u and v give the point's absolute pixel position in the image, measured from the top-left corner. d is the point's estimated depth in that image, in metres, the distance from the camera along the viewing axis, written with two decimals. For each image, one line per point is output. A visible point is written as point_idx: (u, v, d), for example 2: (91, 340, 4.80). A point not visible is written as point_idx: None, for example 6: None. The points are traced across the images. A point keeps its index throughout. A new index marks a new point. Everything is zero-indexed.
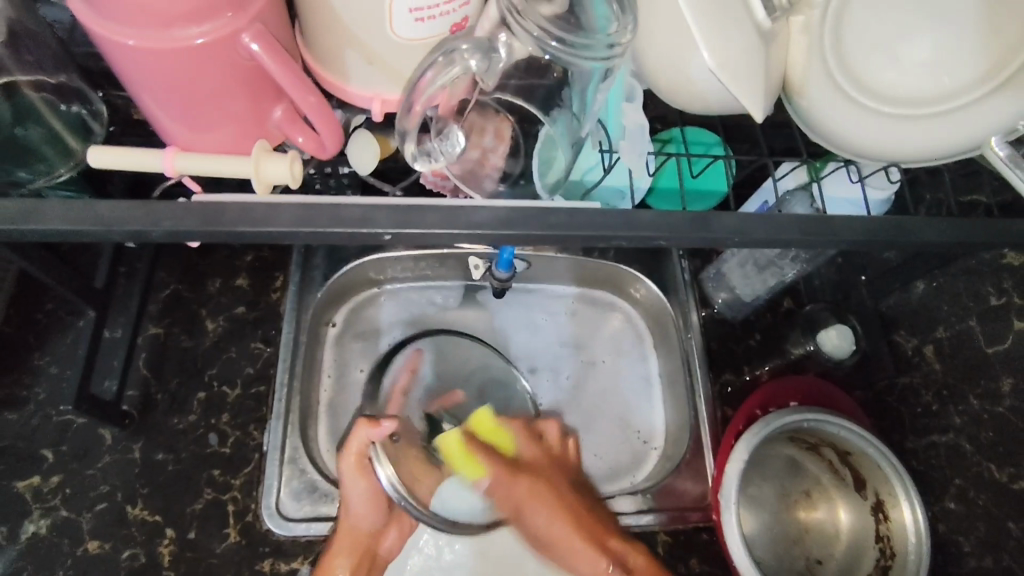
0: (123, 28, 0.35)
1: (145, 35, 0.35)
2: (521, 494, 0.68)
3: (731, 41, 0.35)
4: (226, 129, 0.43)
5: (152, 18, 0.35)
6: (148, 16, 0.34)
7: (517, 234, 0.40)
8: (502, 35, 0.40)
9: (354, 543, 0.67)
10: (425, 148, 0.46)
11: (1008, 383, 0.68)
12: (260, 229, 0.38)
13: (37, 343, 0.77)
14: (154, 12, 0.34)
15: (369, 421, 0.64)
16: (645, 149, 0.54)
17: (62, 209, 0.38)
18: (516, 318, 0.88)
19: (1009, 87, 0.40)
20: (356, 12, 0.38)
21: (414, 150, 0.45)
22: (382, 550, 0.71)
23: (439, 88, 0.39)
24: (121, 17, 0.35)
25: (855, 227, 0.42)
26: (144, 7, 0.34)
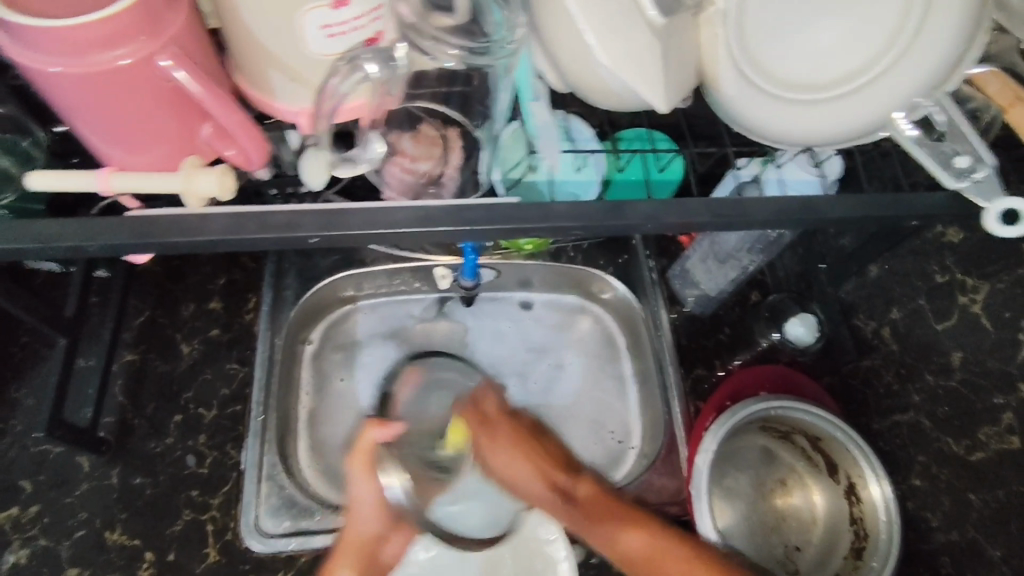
0: (47, 57, 0.37)
1: (68, 62, 0.38)
2: (535, 481, 0.67)
3: (624, 43, 0.40)
4: (158, 150, 0.45)
5: (72, 45, 0.37)
6: (70, 42, 0.37)
7: (444, 232, 0.42)
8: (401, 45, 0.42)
9: (359, 550, 0.65)
10: (347, 155, 0.49)
11: (958, 357, 0.71)
12: (194, 239, 0.40)
13: (14, 376, 0.78)
14: (73, 40, 0.37)
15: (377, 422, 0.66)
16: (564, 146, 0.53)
17: (6, 231, 0.40)
18: (486, 327, 0.90)
19: (895, 68, 0.43)
20: (271, 33, 0.41)
21: (336, 158, 0.48)
22: (385, 557, 0.69)
23: (348, 92, 0.43)
24: (43, 47, 0.37)
25: (764, 208, 0.45)
26: (63, 36, 0.36)
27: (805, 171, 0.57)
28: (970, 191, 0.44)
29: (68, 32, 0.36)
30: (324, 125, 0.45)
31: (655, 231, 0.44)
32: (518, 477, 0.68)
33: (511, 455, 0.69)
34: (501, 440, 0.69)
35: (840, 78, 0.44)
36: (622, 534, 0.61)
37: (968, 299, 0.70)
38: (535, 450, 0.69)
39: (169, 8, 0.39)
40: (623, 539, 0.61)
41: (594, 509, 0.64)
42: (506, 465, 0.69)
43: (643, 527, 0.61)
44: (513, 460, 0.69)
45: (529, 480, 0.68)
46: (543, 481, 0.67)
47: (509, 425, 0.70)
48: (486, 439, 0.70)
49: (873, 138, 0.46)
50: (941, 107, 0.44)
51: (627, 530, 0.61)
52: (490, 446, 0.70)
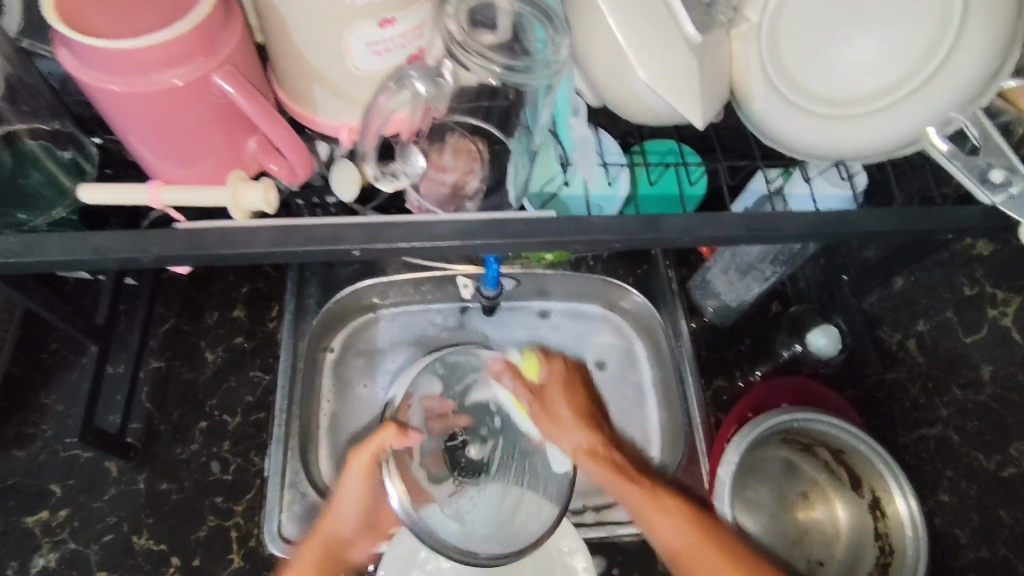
0: (108, 76, 0.38)
1: (126, 81, 0.39)
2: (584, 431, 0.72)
3: (663, 60, 0.40)
4: (205, 163, 0.45)
5: (131, 65, 0.38)
6: (129, 62, 0.38)
7: (480, 245, 0.42)
8: (448, 62, 0.43)
9: (325, 551, 0.66)
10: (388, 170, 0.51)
11: (987, 371, 0.71)
12: (237, 250, 0.41)
13: (43, 382, 0.80)
14: (133, 60, 0.38)
15: (396, 431, 0.68)
16: (599, 159, 0.56)
17: (55, 243, 0.41)
18: (505, 336, 0.90)
19: (934, 86, 0.43)
20: (317, 50, 0.41)
21: (377, 171, 0.49)
22: (354, 557, 0.70)
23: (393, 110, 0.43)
24: (103, 66, 0.38)
25: (798, 222, 0.45)
26: (123, 57, 0.37)
27: (837, 185, 0.56)
28: (1005, 205, 0.44)
29: (127, 53, 0.37)
30: (371, 143, 0.45)
31: (685, 244, 0.45)
32: (562, 438, 0.73)
33: (572, 413, 0.73)
34: (558, 413, 0.73)
35: (878, 91, 0.44)
36: (668, 516, 0.66)
37: (998, 312, 0.70)
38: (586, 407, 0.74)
39: (224, 28, 0.40)
40: (662, 523, 0.66)
41: (634, 472, 0.70)
42: (554, 405, 0.74)
43: (685, 509, 0.66)
44: (557, 402, 0.74)
45: (568, 429, 0.73)
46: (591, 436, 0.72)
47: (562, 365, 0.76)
48: (547, 369, 0.76)
49: (907, 152, 0.46)
50: (976, 122, 0.44)
51: (672, 512, 0.66)
52: (547, 415, 0.73)
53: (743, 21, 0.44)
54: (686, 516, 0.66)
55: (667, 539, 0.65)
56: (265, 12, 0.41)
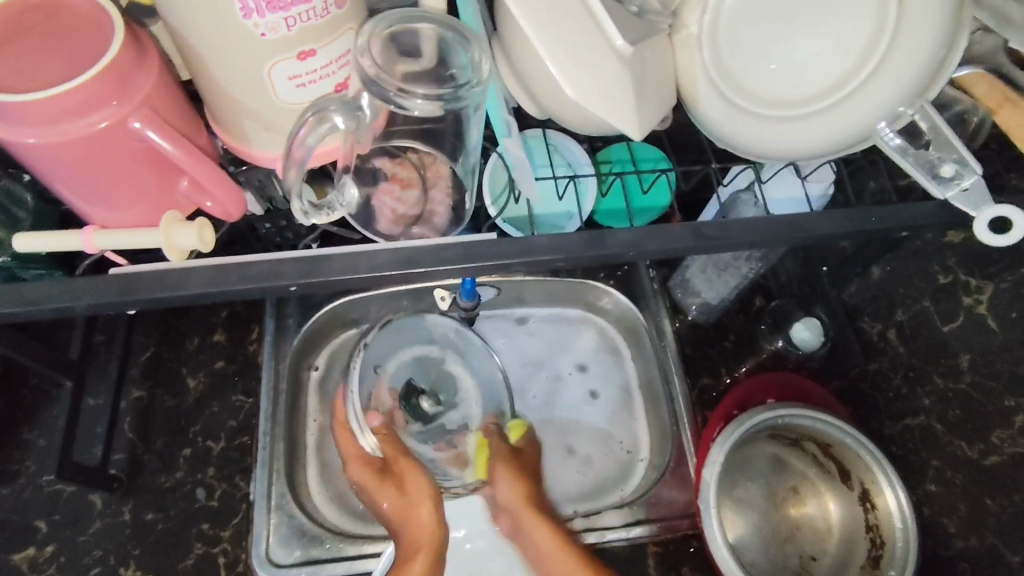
0: (21, 129, 0.38)
1: (40, 133, 0.38)
2: None
3: (589, 76, 0.40)
4: (138, 206, 0.45)
5: (42, 116, 0.38)
6: (40, 113, 0.38)
7: (428, 271, 0.42)
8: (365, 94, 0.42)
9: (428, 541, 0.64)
10: (322, 202, 0.48)
11: (966, 359, 0.67)
12: (174, 292, 0.41)
13: (26, 418, 0.80)
14: (45, 112, 0.38)
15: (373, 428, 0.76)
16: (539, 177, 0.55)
17: None
18: None
19: (869, 84, 0.42)
20: (240, 85, 0.41)
21: (307, 207, 0.46)
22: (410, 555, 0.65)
23: (315, 144, 0.42)
24: (16, 120, 0.38)
25: (747, 229, 0.44)
26: (33, 109, 0.37)
27: (790, 184, 0.56)
28: (956, 199, 0.44)
29: (37, 105, 0.37)
30: (292, 177, 0.44)
31: (637, 256, 0.44)
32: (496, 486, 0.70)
33: None
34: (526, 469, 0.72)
35: (811, 94, 0.43)
36: None
37: (973, 300, 0.66)
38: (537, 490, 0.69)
39: (139, 70, 0.40)
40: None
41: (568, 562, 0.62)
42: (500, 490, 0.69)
43: None
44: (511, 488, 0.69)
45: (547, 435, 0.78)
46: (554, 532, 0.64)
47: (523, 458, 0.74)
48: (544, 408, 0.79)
49: (860, 148, 0.46)
50: (925, 115, 0.43)
51: None
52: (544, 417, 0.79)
53: (684, 27, 0.44)
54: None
55: None
56: (182, 51, 0.40)
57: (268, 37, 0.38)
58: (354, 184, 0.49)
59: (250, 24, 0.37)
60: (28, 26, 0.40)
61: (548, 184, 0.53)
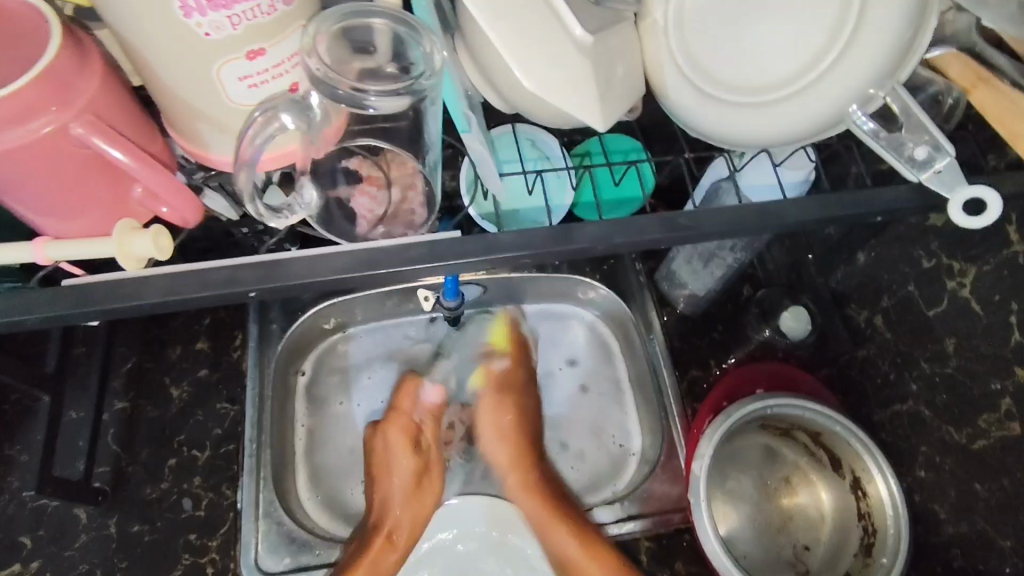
0: None
1: None
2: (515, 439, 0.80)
3: (547, 67, 0.39)
4: (92, 214, 0.45)
5: None
6: None
7: (393, 271, 0.41)
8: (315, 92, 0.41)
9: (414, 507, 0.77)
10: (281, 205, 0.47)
11: (952, 343, 0.66)
12: (130, 303, 0.40)
13: (7, 434, 0.79)
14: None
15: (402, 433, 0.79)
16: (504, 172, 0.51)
17: None
18: (464, 345, 0.89)
19: (837, 68, 0.41)
20: (191, 88, 0.40)
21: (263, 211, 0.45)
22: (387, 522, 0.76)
23: (263, 145, 0.41)
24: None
25: (719, 218, 0.44)
26: None
27: (764, 172, 0.56)
28: (929, 181, 0.43)
29: None
30: (243, 180, 0.43)
31: (608, 251, 0.44)
32: (492, 449, 0.81)
33: (511, 418, 0.81)
34: (504, 431, 0.80)
35: (778, 80, 0.43)
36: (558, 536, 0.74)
37: (957, 284, 0.65)
38: (531, 458, 0.79)
39: (82, 75, 0.39)
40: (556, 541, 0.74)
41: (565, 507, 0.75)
42: (491, 446, 0.81)
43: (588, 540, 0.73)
44: (495, 422, 0.81)
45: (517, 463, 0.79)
46: (527, 475, 0.78)
47: (523, 403, 0.82)
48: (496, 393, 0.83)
49: (832, 133, 0.45)
50: (898, 97, 0.42)
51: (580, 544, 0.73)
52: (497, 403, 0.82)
53: (650, 14, 0.43)
54: (579, 536, 0.73)
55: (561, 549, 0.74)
56: (126, 53, 0.39)
57: (212, 36, 0.37)
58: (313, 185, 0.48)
59: (192, 23, 0.36)
60: None
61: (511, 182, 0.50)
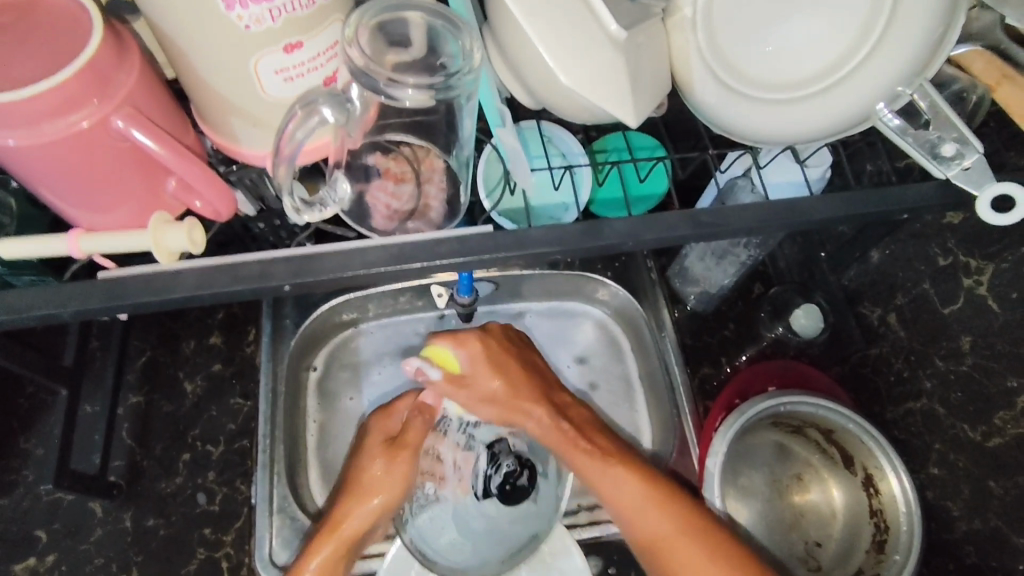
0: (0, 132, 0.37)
1: (20, 135, 0.38)
2: (556, 411, 0.68)
3: (584, 62, 0.40)
4: (126, 208, 0.45)
5: (22, 118, 0.37)
6: (19, 115, 0.37)
7: (421, 266, 0.42)
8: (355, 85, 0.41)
9: (340, 545, 0.64)
10: (314, 198, 0.48)
11: (968, 341, 0.67)
12: (163, 297, 0.40)
13: (22, 427, 0.79)
14: (23, 113, 0.37)
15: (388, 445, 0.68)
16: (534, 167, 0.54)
17: None
18: None
19: (868, 66, 0.42)
20: (226, 81, 0.40)
21: (299, 203, 0.46)
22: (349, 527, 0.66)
23: (304, 138, 0.42)
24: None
25: (746, 215, 0.44)
26: (11, 111, 0.36)
27: (789, 170, 0.55)
28: (957, 178, 0.43)
29: (16, 106, 0.36)
30: (284, 173, 0.44)
31: (635, 247, 0.44)
32: (492, 394, 0.69)
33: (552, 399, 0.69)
34: (507, 364, 0.69)
35: (809, 77, 0.43)
36: (690, 549, 0.60)
37: (974, 281, 0.66)
38: (530, 364, 0.71)
39: (120, 68, 0.39)
40: (647, 516, 0.63)
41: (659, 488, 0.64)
42: (483, 383, 0.69)
43: (699, 524, 0.62)
44: (490, 376, 0.68)
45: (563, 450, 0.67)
46: (549, 413, 0.67)
47: (523, 363, 0.70)
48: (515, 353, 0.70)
49: (858, 130, 0.45)
50: (923, 93, 0.42)
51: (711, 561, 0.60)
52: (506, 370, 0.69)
53: (678, 10, 0.43)
54: (682, 520, 0.62)
55: (650, 532, 0.63)
56: (164, 47, 0.39)
57: (252, 29, 0.37)
58: (347, 179, 0.50)
59: (234, 16, 0.36)
60: (2, 25, 0.39)
61: (541, 176, 0.52)
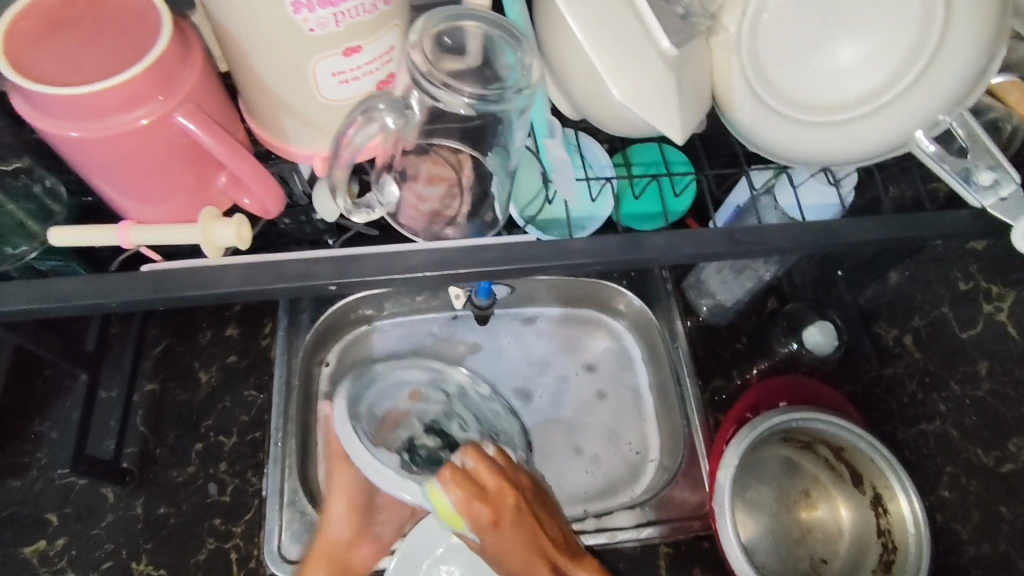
0: (65, 123, 0.38)
1: (84, 127, 0.38)
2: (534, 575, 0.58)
3: (637, 78, 0.41)
4: (175, 202, 0.45)
5: (88, 111, 0.38)
6: (85, 107, 0.37)
7: (460, 271, 0.42)
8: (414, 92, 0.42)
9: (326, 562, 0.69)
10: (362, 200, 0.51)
11: (984, 366, 0.67)
12: (207, 291, 0.41)
13: (37, 410, 0.79)
14: (89, 105, 0.37)
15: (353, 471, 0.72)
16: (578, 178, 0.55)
17: (26, 290, 0.41)
18: (486, 342, 0.90)
19: (913, 93, 0.42)
20: (283, 81, 0.41)
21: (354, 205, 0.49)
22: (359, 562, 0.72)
23: (364, 144, 0.42)
24: (60, 114, 0.38)
25: (783, 234, 0.44)
26: (78, 102, 0.37)
27: (824, 190, 0.56)
28: (994, 208, 0.44)
29: (83, 99, 0.37)
30: (342, 175, 0.44)
31: (671, 261, 0.44)
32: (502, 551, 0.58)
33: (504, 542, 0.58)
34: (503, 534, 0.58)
35: (854, 100, 0.43)
36: None
37: (993, 307, 0.65)
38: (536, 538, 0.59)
39: (183, 66, 0.40)
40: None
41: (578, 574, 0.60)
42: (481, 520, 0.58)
43: None
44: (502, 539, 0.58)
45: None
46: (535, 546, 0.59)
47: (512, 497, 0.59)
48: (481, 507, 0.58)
49: (894, 154, 0.46)
50: (962, 123, 0.43)
51: None
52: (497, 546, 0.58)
53: (724, 30, 0.44)
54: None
55: None
56: (224, 46, 0.40)
57: (315, 32, 0.37)
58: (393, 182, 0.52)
59: (300, 19, 0.36)
60: (72, 18, 0.40)
61: (587, 185, 0.53)
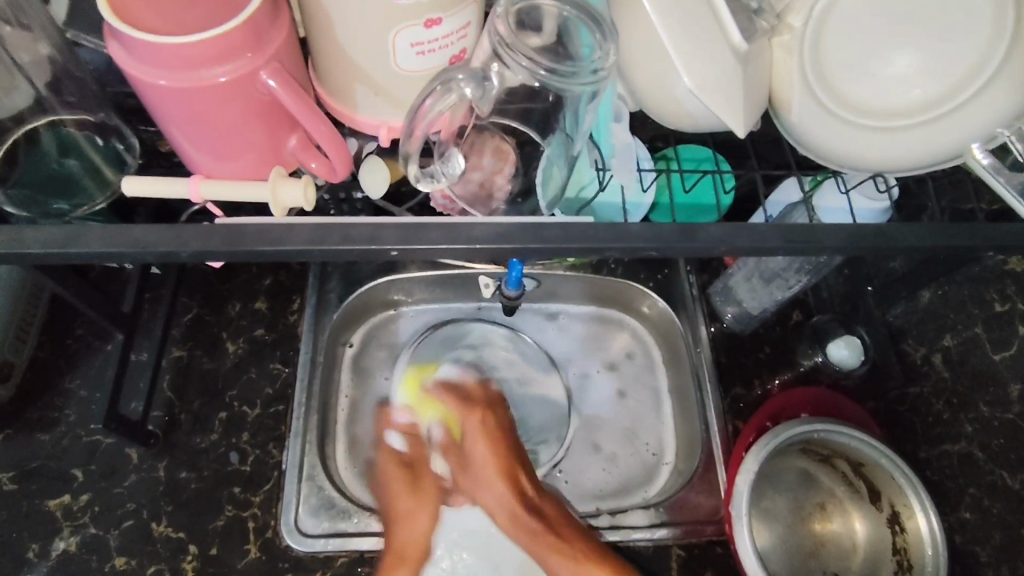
0: (157, 71, 0.40)
1: (173, 77, 0.40)
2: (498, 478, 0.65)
3: (707, 66, 0.42)
4: (246, 158, 0.47)
5: (181, 61, 0.40)
6: (180, 58, 0.39)
7: (515, 249, 0.43)
8: (494, 66, 0.44)
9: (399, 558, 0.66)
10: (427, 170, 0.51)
11: (1016, 389, 0.72)
12: (274, 247, 0.43)
13: (68, 367, 0.80)
14: (184, 55, 0.39)
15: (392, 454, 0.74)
16: (636, 167, 0.56)
17: (106, 237, 0.43)
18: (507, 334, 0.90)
19: (966, 108, 0.43)
20: (363, 50, 0.44)
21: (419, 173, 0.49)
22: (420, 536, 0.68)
23: (440, 113, 0.44)
24: (156, 62, 0.40)
25: (837, 233, 0.45)
26: (175, 52, 0.39)
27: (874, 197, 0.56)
28: None
29: (180, 49, 0.39)
30: (415, 146, 0.46)
31: (722, 253, 0.45)
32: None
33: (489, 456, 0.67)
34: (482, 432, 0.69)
35: (909, 108, 0.45)
36: None
37: None
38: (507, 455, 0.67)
39: (273, 25, 0.42)
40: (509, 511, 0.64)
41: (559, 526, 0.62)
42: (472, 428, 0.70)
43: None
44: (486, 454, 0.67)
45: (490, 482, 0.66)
46: (510, 489, 0.64)
47: (491, 425, 0.69)
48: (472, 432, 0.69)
49: (948, 166, 0.47)
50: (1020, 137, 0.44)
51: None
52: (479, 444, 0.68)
53: (786, 28, 0.44)
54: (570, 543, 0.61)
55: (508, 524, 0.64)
56: (315, 13, 0.43)
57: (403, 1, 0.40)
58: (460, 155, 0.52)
59: None
60: None
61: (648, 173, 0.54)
